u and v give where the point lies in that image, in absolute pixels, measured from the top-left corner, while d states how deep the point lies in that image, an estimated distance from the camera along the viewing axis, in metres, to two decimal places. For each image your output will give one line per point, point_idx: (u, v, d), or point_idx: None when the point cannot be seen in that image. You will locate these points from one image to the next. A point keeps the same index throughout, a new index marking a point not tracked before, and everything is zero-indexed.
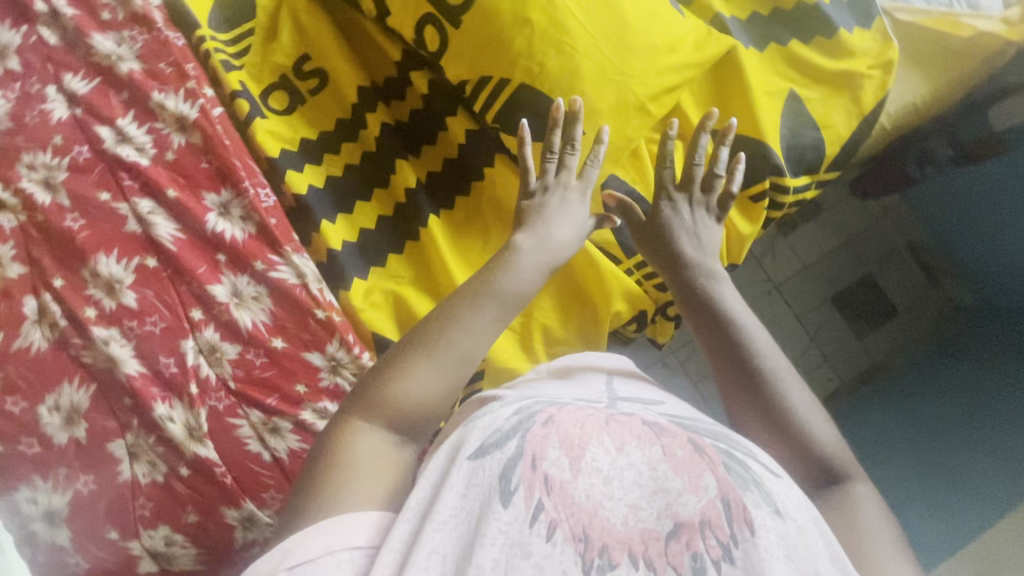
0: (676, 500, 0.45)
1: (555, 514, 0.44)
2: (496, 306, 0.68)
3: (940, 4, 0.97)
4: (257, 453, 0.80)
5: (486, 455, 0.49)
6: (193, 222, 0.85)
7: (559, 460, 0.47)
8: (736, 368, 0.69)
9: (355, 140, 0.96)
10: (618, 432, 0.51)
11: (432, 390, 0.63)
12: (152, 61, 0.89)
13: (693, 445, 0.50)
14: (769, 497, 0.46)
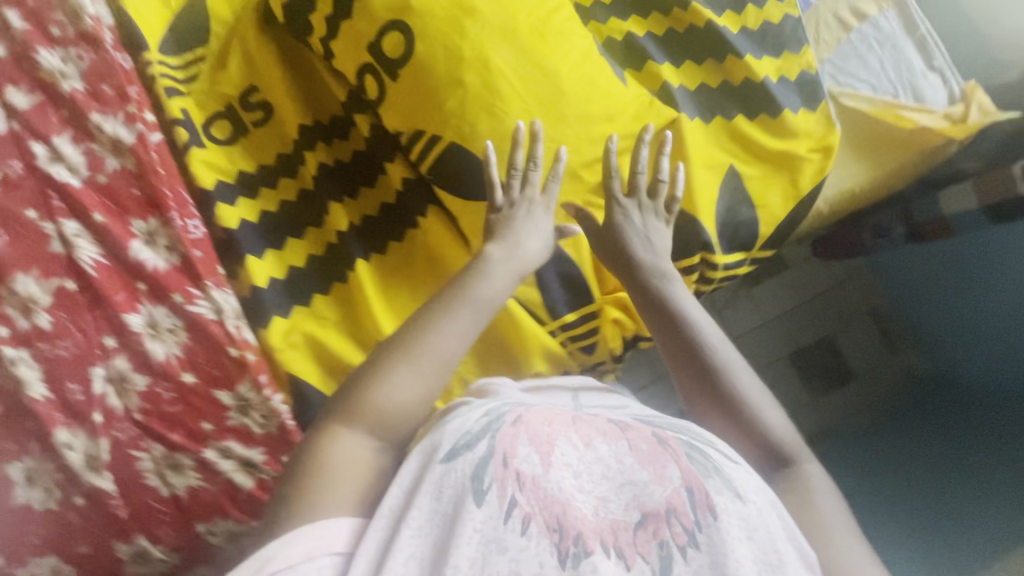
0: (643, 491, 0.46)
1: (528, 508, 0.43)
2: (463, 310, 0.60)
3: (885, 93, 0.80)
4: (155, 487, 0.73)
5: (457, 458, 0.46)
6: (116, 248, 0.76)
7: (529, 457, 0.46)
8: (693, 370, 0.65)
9: (292, 175, 0.82)
10: (585, 429, 0.51)
11: (407, 403, 0.54)
12: (96, 81, 0.79)
13: (657, 438, 0.51)
14: (729, 483, 0.47)
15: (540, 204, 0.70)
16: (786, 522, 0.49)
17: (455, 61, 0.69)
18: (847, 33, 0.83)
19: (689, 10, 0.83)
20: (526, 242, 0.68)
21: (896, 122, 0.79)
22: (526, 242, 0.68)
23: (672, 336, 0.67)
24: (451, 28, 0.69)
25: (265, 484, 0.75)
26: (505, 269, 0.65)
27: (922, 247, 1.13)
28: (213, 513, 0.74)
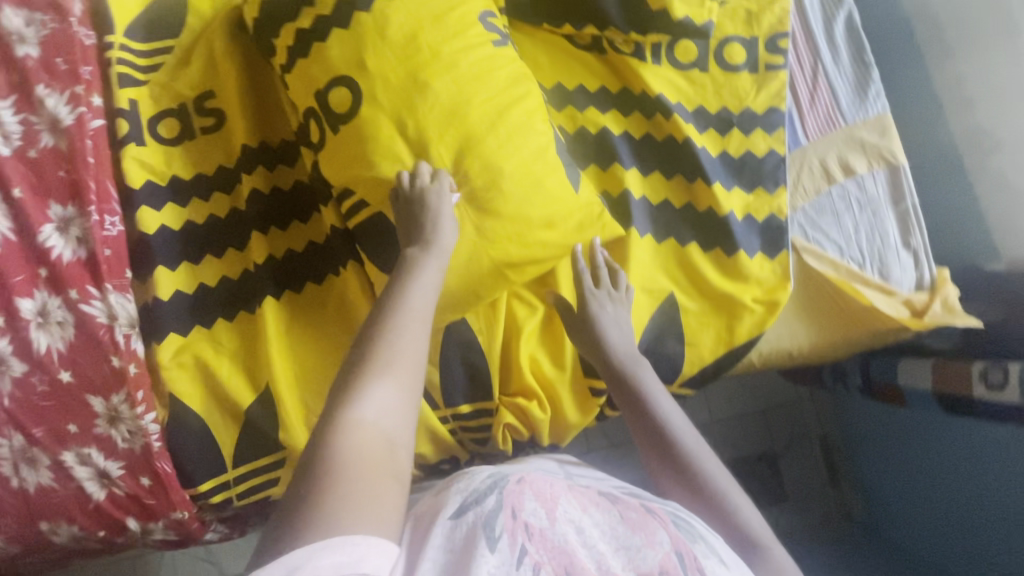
0: (638, 555, 0.49)
1: (538, 557, 0.46)
2: (417, 311, 0.60)
3: (851, 260, 0.75)
4: (6, 477, 0.72)
5: (466, 512, 0.50)
6: (26, 227, 0.74)
7: (535, 510, 0.51)
8: (658, 448, 0.67)
9: (227, 192, 0.80)
10: (581, 497, 0.55)
11: (394, 398, 0.54)
12: (52, 52, 0.77)
13: (645, 508, 0.57)
14: (713, 549, 0.53)
15: (435, 193, 0.65)
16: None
17: (397, 134, 0.67)
18: (830, 185, 0.77)
19: (670, 120, 0.78)
20: (442, 237, 0.65)
21: (852, 296, 0.74)
22: (442, 236, 0.65)
23: (640, 413, 0.68)
24: (401, 103, 0.67)
25: (117, 498, 0.74)
26: (440, 260, 0.64)
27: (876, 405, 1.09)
28: (60, 514, 0.73)
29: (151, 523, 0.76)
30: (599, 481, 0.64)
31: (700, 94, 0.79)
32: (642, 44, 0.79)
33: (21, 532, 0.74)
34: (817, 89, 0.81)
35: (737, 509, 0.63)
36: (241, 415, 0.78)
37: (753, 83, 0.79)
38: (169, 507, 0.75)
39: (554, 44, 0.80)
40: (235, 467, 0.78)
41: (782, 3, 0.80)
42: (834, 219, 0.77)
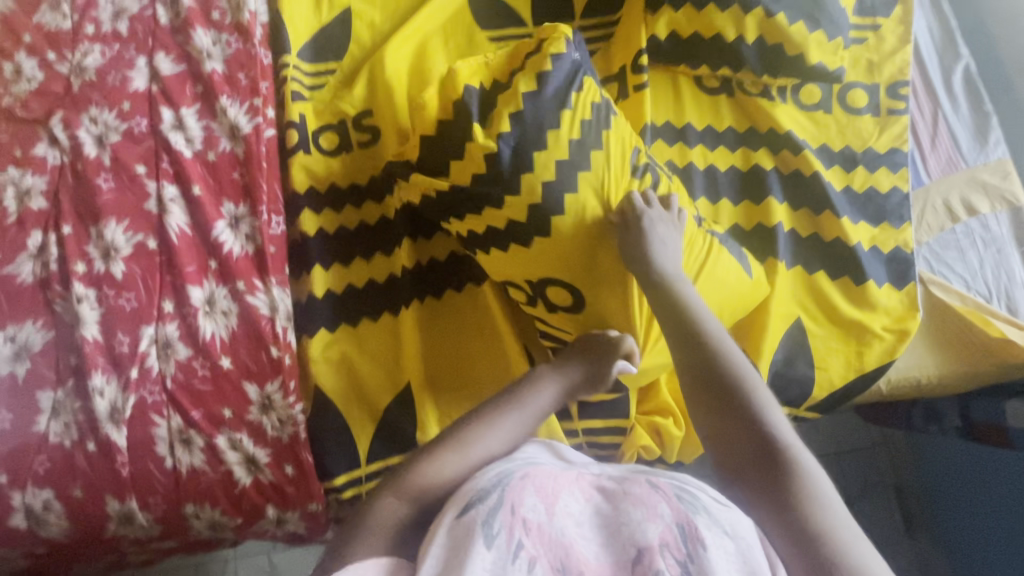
0: (637, 528, 0.49)
1: (534, 551, 0.47)
2: (527, 415, 0.66)
3: (977, 293, 0.79)
4: (161, 456, 0.75)
5: (470, 507, 0.50)
6: (202, 223, 0.80)
7: (535, 507, 0.51)
8: (693, 359, 0.63)
9: (379, 201, 0.87)
10: (582, 485, 0.56)
11: (456, 479, 0.60)
12: (235, 69, 0.86)
13: (651, 484, 0.55)
14: (717, 520, 0.51)
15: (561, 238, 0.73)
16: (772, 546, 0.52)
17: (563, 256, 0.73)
18: (953, 223, 0.82)
19: (799, 155, 0.83)
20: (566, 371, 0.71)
21: (983, 327, 0.76)
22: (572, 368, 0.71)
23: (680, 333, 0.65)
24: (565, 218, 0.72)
25: (260, 485, 0.76)
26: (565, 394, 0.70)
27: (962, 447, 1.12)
28: (206, 497, 0.76)
29: (288, 513, 0.78)
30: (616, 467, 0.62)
31: (824, 134, 0.85)
32: (770, 86, 0.85)
33: (166, 513, 0.76)
34: (936, 133, 0.87)
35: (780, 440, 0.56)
36: (378, 411, 0.81)
37: (875, 125, 0.85)
38: (307, 498, 0.77)
39: (687, 83, 0.87)
40: (368, 463, 0.81)
41: (903, 55, 0.86)
42: (957, 254, 0.81)
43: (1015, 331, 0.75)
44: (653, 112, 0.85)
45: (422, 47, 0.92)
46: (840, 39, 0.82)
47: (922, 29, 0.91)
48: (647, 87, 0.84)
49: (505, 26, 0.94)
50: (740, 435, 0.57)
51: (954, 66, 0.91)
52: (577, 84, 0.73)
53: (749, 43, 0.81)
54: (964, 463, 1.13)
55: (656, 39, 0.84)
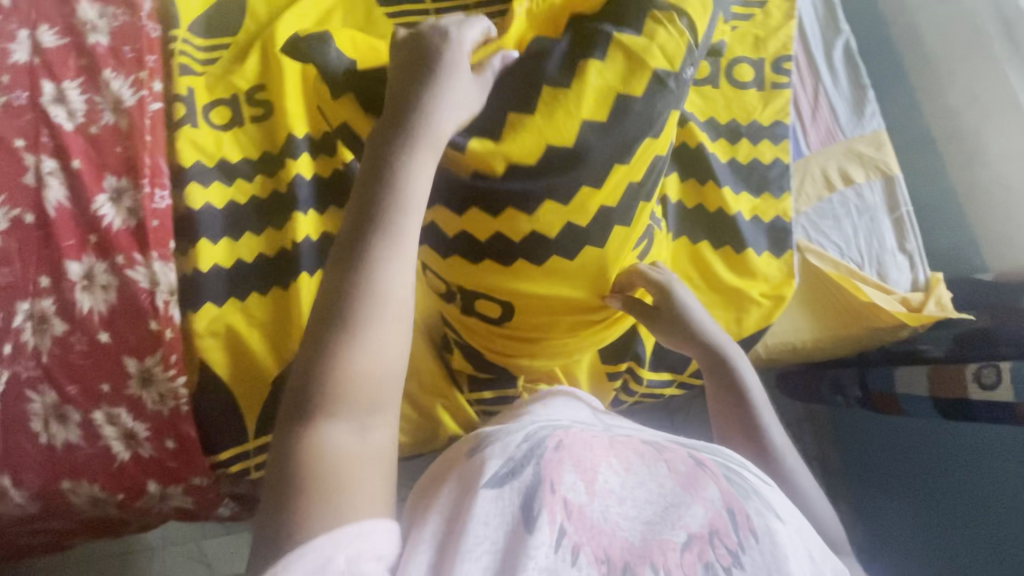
0: (687, 512, 0.47)
1: (577, 538, 0.45)
2: (410, 216, 0.50)
3: (851, 260, 0.84)
4: (36, 432, 0.74)
5: (504, 484, 0.48)
6: (81, 196, 0.78)
7: (575, 486, 0.49)
8: (729, 394, 0.72)
9: (271, 175, 0.86)
10: (624, 456, 0.54)
11: (387, 356, 0.47)
12: (121, 42, 0.84)
13: (694, 461, 0.53)
14: (769, 503, 0.49)
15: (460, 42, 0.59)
16: (823, 546, 0.49)
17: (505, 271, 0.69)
18: (830, 192, 0.87)
19: (686, 127, 0.83)
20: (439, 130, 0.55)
21: (853, 292, 0.81)
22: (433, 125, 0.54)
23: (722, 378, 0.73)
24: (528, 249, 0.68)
25: (141, 460, 0.77)
26: (437, 147, 0.55)
27: (881, 420, 1.12)
28: (82, 473, 0.76)
29: (171, 488, 0.80)
30: (639, 431, 0.62)
31: (711, 106, 0.86)
32: None
33: (41, 489, 0.76)
34: (817, 106, 0.92)
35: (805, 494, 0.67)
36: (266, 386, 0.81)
37: (760, 99, 0.86)
38: (190, 473, 0.79)
39: None
40: (256, 437, 0.82)
41: (785, 31, 0.88)
42: (833, 223, 0.86)
43: (880, 297, 0.80)
44: None
45: (318, 22, 0.91)
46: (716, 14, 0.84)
47: (806, 6, 0.95)
48: None
49: (402, 4, 0.94)
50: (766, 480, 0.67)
51: (836, 41, 0.96)
52: (652, 133, 0.67)
53: None
54: (889, 437, 1.11)
55: None
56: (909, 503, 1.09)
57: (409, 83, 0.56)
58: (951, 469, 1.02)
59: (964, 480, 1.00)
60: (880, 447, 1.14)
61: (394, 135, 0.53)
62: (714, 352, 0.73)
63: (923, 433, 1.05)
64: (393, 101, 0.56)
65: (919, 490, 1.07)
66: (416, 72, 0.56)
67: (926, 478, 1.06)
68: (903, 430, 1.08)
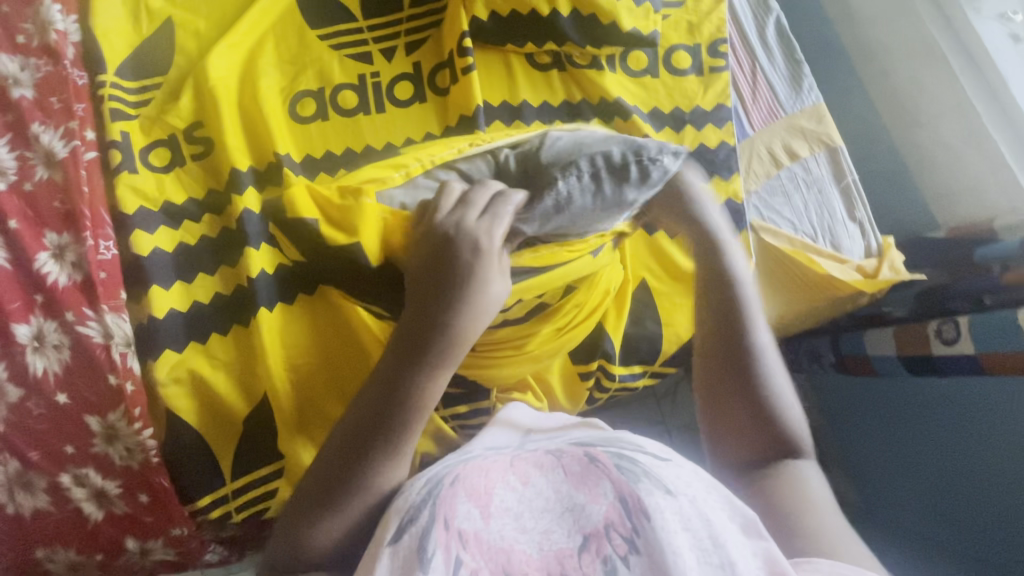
0: (581, 513, 0.44)
1: (475, 564, 0.42)
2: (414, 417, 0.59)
3: (803, 235, 0.87)
4: (1, 503, 0.72)
5: (401, 536, 0.44)
6: (22, 256, 0.76)
7: (469, 514, 0.45)
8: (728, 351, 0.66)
9: (221, 213, 0.84)
10: (522, 467, 0.49)
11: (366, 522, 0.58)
12: (47, 93, 0.82)
13: (589, 457, 0.48)
14: (658, 480, 0.45)
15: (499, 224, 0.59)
16: (728, 500, 0.48)
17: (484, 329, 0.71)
18: (778, 169, 0.91)
19: (630, 122, 0.86)
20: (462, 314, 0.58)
21: (809, 266, 0.84)
22: (450, 333, 0.58)
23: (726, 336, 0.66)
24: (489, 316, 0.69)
25: (114, 517, 0.76)
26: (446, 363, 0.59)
27: (861, 385, 1.14)
28: (55, 539, 0.75)
29: (150, 542, 0.79)
30: (556, 436, 0.55)
31: (653, 97, 0.88)
32: (598, 56, 0.88)
33: (17, 560, 0.74)
34: (756, 85, 0.93)
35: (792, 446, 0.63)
36: (237, 428, 0.80)
37: (700, 84, 0.88)
38: (168, 524, 0.78)
39: (518, 60, 0.89)
40: (232, 480, 0.80)
41: (718, 14, 0.90)
42: (784, 199, 0.90)
43: (832, 270, 0.84)
44: (486, 94, 0.87)
45: (251, 52, 0.90)
46: (648, 4, 0.85)
47: None
48: (475, 69, 0.86)
49: (334, 24, 0.91)
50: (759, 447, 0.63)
51: (768, 19, 0.99)
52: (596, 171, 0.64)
53: (564, 17, 0.84)
54: (873, 395, 1.13)
55: (478, 21, 0.86)
56: (886, 457, 1.11)
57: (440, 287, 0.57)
58: (939, 426, 1.02)
59: (947, 436, 1.01)
60: (861, 408, 1.15)
61: (409, 353, 0.58)
62: (733, 315, 0.67)
63: (920, 392, 1.04)
64: (420, 306, 0.59)
65: (902, 445, 1.08)
66: (429, 263, 0.58)
67: (912, 438, 1.06)
68: (892, 388, 1.08)
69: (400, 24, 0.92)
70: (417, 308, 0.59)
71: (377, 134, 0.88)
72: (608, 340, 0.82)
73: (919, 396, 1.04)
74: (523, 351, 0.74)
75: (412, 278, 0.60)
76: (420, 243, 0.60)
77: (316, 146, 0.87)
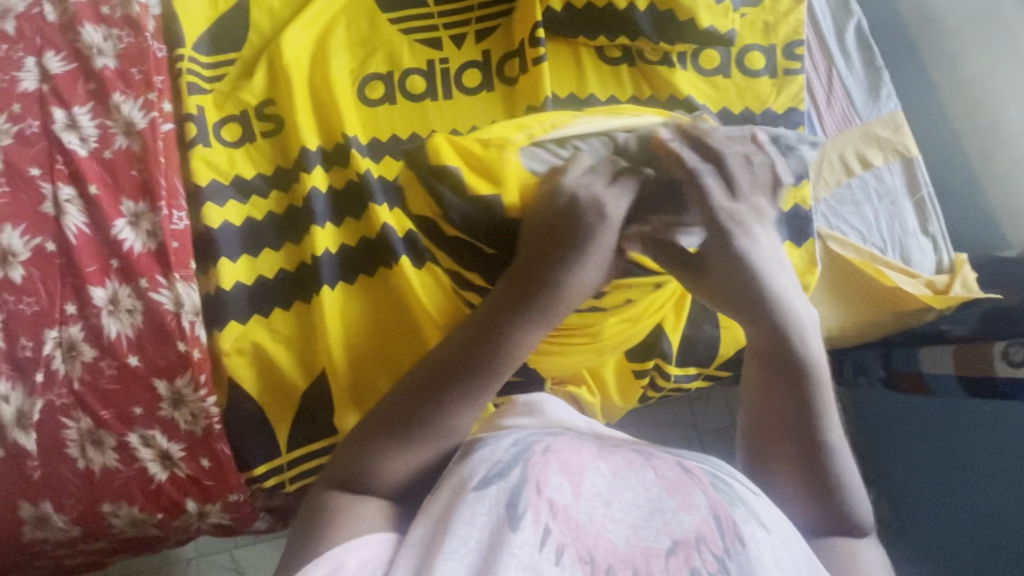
0: (672, 519, 0.44)
1: (563, 538, 0.41)
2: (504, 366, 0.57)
3: (872, 246, 0.88)
4: (73, 458, 0.75)
5: (490, 487, 0.44)
6: (101, 221, 0.78)
7: (561, 486, 0.44)
8: (793, 410, 0.59)
9: (287, 190, 0.86)
10: (612, 459, 0.48)
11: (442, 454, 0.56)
12: (128, 63, 0.84)
13: (682, 468, 0.49)
14: (754, 511, 0.46)
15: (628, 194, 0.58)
16: (802, 548, 0.47)
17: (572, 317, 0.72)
18: (850, 178, 0.91)
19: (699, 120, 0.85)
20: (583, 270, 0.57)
21: (878, 277, 0.85)
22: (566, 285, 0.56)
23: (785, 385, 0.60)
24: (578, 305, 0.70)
25: (176, 479, 0.79)
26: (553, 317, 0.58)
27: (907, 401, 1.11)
28: (121, 495, 0.78)
29: (209, 505, 0.81)
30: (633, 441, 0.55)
31: (724, 97, 0.87)
32: (670, 53, 0.87)
33: (84, 513, 0.78)
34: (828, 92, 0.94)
35: (851, 510, 0.58)
36: (295, 401, 0.82)
37: (773, 86, 0.87)
38: (227, 489, 0.80)
39: (588, 54, 0.89)
40: (289, 451, 0.82)
41: (795, 15, 0.89)
42: (853, 208, 0.90)
43: (903, 283, 0.84)
44: (554, 86, 0.87)
45: (323, 32, 0.91)
46: (726, 3, 0.84)
47: None
48: (546, 60, 0.86)
49: (406, 8, 0.91)
50: (812, 502, 0.58)
51: (847, 22, 0.99)
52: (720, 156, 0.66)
53: (640, 11, 0.83)
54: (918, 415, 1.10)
55: (552, 12, 0.86)
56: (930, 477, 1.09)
57: (563, 242, 0.56)
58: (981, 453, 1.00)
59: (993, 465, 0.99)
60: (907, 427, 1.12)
61: (522, 300, 0.56)
62: (794, 366, 0.59)
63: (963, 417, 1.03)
64: (542, 261, 0.56)
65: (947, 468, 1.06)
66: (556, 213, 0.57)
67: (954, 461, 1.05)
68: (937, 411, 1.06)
69: (471, 11, 0.92)
70: (542, 255, 0.57)
71: (443, 120, 0.88)
72: (665, 340, 0.82)
73: (963, 416, 1.03)
74: (593, 341, 0.75)
75: (530, 226, 0.58)
76: (542, 199, 0.58)
77: (382, 128, 0.88)
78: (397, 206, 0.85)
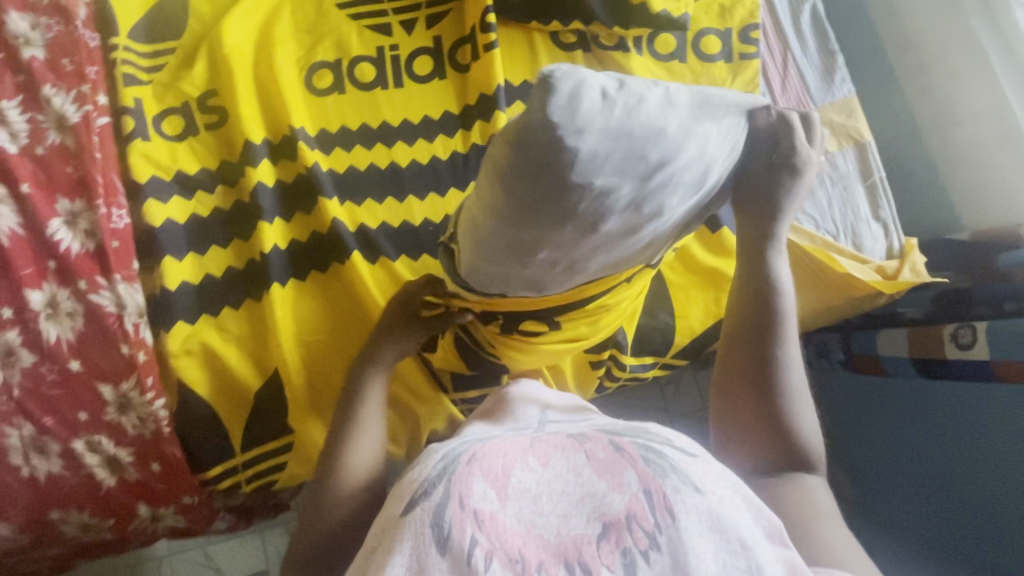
0: (601, 500, 0.39)
1: (489, 544, 0.36)
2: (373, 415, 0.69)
3: (826, 233, 0.89)
4: (15, 466, 0.73)
5: (413, 509, 0.39)
6: (34, 221, 0.75)
7: (485, 494, 0.38)
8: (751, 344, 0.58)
9: (234, 186, 0.83)
10: (543, 449, 0.43)
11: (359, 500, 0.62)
12: (59, 53, 0.80)
13: (614, 446, 0.43)
14: (688, 477, 0.40)
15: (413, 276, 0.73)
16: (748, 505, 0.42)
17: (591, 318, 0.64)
18: None
19: None
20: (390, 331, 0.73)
21: (828, 263, 0.85)
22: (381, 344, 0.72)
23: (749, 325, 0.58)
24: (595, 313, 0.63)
25: (126, 483, 0.77)
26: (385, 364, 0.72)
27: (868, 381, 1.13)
28: (69, 502, 0.76)
29: (161, 509, 0.81)
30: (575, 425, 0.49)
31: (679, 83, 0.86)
32: (625, 38, 0.85)
33: (32, 521, 0.76)
34: (785, 74, 0.94)
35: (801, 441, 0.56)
36: (248, 402, 0.80)
37: (728, 71, 0.86)
38: (179, 492, 0.79)
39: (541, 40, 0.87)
40: (243, 453, 0.81)
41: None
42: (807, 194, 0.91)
43: (852, 271, 0.85)
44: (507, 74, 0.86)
45: (267, 19, 0.87)
46: None
47: None
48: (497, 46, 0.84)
49: None
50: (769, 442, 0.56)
51: (804, 5, 0.98)
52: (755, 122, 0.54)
53: None
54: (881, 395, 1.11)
55: None
56: (892, 456, 1.11)
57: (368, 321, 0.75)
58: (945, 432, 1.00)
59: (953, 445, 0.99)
60: (868, 407, 1.14)
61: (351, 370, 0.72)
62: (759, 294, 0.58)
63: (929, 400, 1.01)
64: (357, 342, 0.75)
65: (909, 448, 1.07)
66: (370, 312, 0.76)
67: (917, 441, 1.05)
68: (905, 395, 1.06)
69: None
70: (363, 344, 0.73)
71: (394, 110, 0.86)
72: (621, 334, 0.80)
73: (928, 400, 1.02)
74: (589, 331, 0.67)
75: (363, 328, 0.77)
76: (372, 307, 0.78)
77: (332, 120, 0.86)
78: (349, 201, 0.84)
